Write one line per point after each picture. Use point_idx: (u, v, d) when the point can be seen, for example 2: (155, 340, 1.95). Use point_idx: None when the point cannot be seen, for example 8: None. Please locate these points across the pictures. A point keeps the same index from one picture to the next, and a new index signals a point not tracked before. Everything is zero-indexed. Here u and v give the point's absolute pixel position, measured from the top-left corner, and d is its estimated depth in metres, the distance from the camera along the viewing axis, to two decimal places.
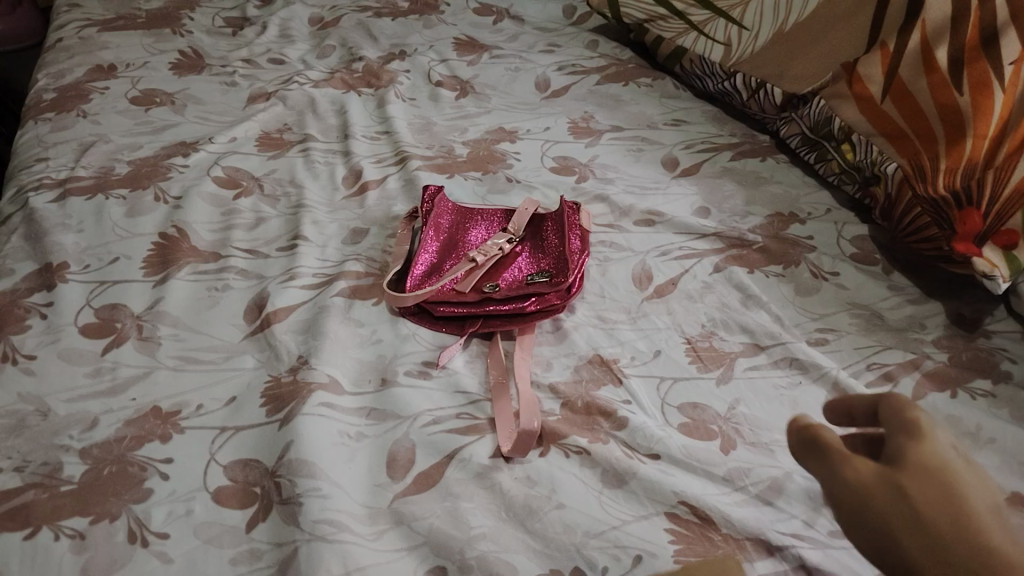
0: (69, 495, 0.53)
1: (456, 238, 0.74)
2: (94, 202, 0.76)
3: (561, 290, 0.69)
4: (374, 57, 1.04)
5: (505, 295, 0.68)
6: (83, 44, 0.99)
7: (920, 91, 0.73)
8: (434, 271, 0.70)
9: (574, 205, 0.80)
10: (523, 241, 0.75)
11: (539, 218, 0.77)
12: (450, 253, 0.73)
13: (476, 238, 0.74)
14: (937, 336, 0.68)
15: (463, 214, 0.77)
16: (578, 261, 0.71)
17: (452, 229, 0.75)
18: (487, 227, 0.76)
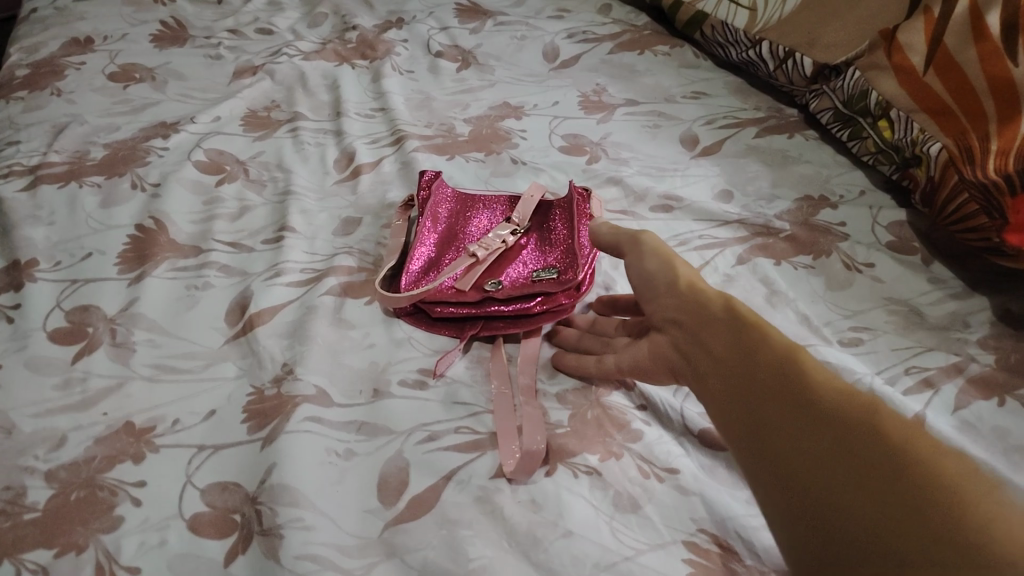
0: (33, 524, 0.48)
1: (456, 231, 0.69)
2: (67, 191, 0.70)
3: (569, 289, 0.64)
4: (370, 26, 0.97)
5: (509, 294, 0.63)
6: (59, 15, 0.92)
7: (968, 61, 0.65)
8: (432, 267, 0.65)
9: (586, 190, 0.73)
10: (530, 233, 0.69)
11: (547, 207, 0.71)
12: (450, 246, 0.67)
13: (478, 231, 0.69)
14: (983, 335, 0.62)
15: (464, 203, 0.71)
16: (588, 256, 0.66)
17: (452, 219, 0.69)
18: (489, 218, 0.70)
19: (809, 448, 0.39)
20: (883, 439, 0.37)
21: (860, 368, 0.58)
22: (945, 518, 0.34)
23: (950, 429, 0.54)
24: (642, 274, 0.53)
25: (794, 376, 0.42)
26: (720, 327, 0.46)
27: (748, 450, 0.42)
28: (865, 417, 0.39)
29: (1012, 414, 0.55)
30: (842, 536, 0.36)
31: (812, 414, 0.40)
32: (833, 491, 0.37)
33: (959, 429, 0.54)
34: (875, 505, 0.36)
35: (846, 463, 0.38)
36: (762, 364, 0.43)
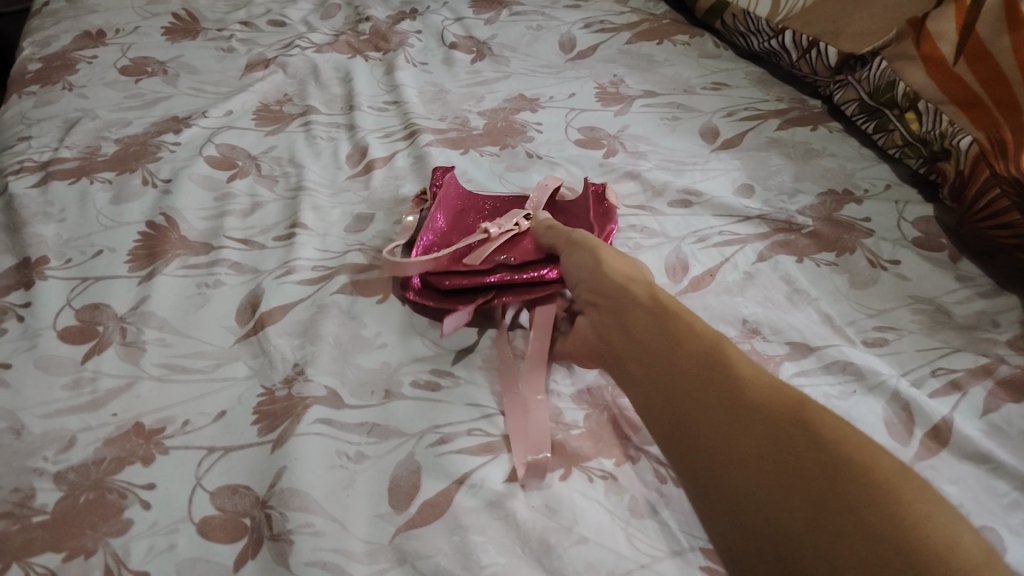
0: (42, 526, 0.47)
1: (468, 215, 0.68)
2: (78, 187, 0.70)
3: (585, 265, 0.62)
4: (383, 17, 0.95)
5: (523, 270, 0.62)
6: (71, 8, 0.92)
7: (1002, 51, 0.63)
8: (442, 245, 0.64)
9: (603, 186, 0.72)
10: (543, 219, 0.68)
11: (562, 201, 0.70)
12: (460, 229, 0.66)
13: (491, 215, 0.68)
14: (1014, 336, 0.60)
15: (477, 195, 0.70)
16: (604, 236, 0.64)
17: (464, 205, 0.68)
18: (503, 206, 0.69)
19: (726, 424, 0.41)
20: (798, 419, 0.40)
21: (886, 370, 0.57)
22: (849, 486, 0.36)
23: (979, 434, 0.52)
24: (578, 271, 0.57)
25: (716, 362, 0.44)
26: (655, 318, 0.49)
27: (673, 433, 0.43)
28: (785, 400, 0.41)
29: None
30: (766, 509, 0.37)
31: (732, 394, 0.42)
32: (748, 463, 0.39)
33: (989, 434, 0.52)
34: (787, 474, 0.38)
35: (765, 440, 0.39)
36: (686, 349, 0.46)
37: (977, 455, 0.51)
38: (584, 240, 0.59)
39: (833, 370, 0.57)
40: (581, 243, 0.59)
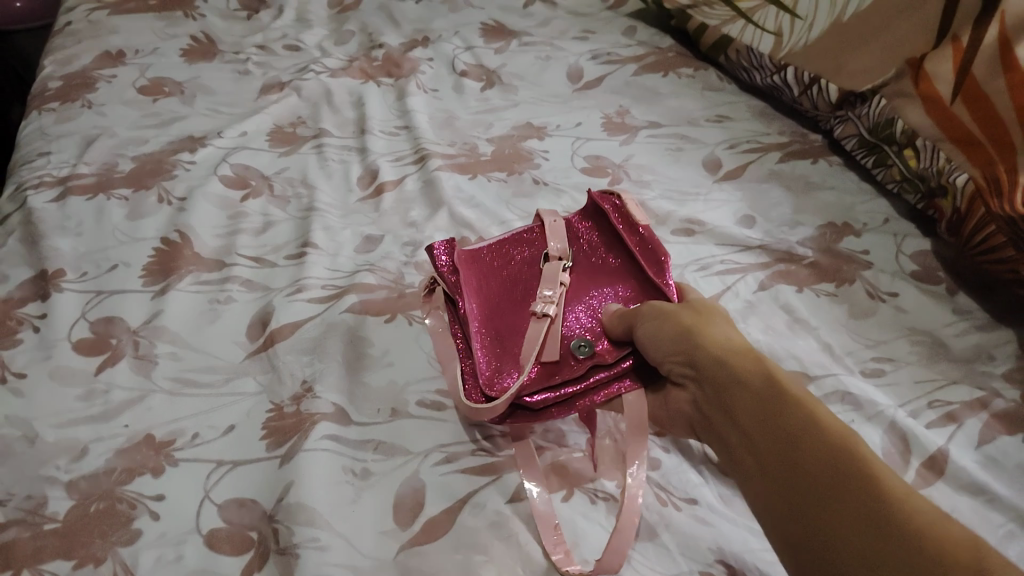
0: (52, 534, 0.48)
1: (501, 294, 0.60)
2: (95, 203, 0.71)
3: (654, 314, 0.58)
4: (396, 44, 0.97)
5: (604, 355, 0.55)
6: (92, 28, 0.94)
7: (997, 91, 0.65)
8: (503, 350, 0.56)
9: (612, 198, 0.64)
10: (579, 269, 0.61)
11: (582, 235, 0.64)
12: (508, 317, 0.58)
13: (527, 281, 0.60)
14: (1009, 369, 0.61)
15: (493, 260, 0.62)
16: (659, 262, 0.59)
17: (493, 286, 0.60)
18: (529, 263, 0.62)
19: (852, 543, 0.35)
20: (940, 546, 0.33)
21: (882, 399, 0.58)
22: None
23: (973, 465, 0.53)
24: (665, 357, 0.51)
25: (838, 461, 0.38)
26: (763, 395, 0.43)
27: (791, 538, 0.38)
28: (928, 521, 0.34)
29: None
30: None
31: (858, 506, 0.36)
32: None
33: (982, 466, 0.54)
34: None
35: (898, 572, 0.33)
36: (803, 443, 0.40)
37: (972, 486, 0.52)
38: (662, 313, 0.52)
39: (831, 399, 0.58)
40: (657, 319, 0.52)
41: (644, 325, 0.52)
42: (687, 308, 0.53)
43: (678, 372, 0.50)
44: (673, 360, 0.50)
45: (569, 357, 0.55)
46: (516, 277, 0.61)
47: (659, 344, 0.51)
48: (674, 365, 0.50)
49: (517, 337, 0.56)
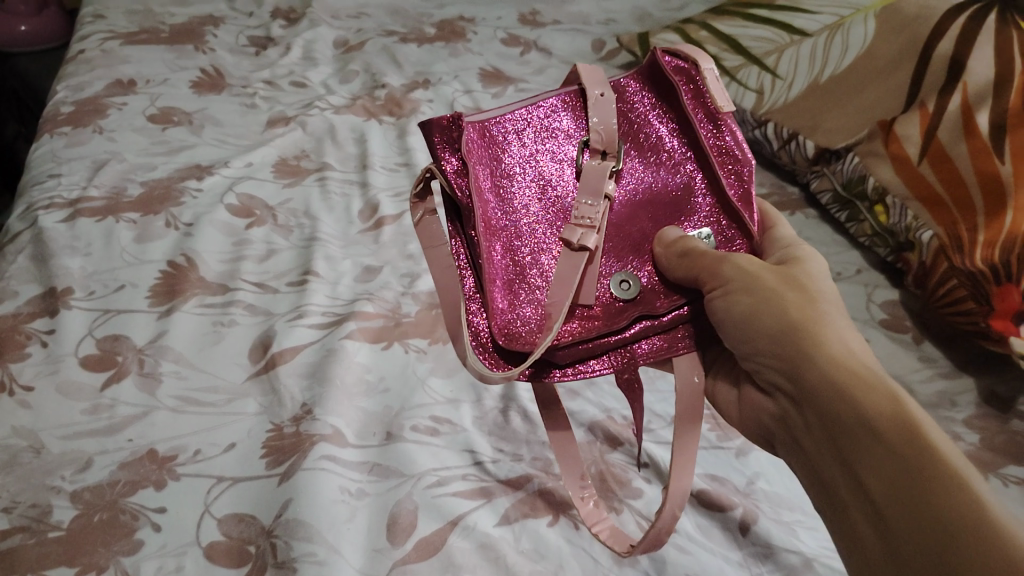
0: (57, 541, 0.50)
1: (520, 189, 0.54)
2: (104, 225, 0.74)
3: (716, 213, 0.55)
4: (398, 85, 1.00)
5: (654, 304, 0.52)
6: (105, 57, 0.97)
7: (959, 155, 0.70)
8: (523, 276, 0.51)
9: (684, 69, 0.58)
10: (637, 148, 0.57)
11: (644, 104, 0.58)
12: (531, 228, 0.53)
13: (550, 185, 0.54)
14: (969, 415, 0.65)
15: (514, 144, 0.55)
16: (738, 166, 0.55)
17: (511, 180, 0.54)
18: (556, 152, 0.56)
19: None
20: None
21: None
22: None
23: None
24: (754, 339, 0.48)
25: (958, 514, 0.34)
26: (888, 423, 0.40)
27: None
28: None
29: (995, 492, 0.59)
30: None
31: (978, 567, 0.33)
32: None
33: None
34: None
35: None
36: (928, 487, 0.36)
37: None
38: (758, 293, 0.48)
39: None
40: (752, 300, 0.48)
41: (731, 297, 0.49)
42: (791, 286, 0.48)
43: (770, 358, 0.48)
44: (767, 346, 0.48)
45: (608, 293, 0.52)
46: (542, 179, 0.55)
47: (752, 327, 0.48)
48: (765, 351, 0.48)
49: (543, 261, 0.52)
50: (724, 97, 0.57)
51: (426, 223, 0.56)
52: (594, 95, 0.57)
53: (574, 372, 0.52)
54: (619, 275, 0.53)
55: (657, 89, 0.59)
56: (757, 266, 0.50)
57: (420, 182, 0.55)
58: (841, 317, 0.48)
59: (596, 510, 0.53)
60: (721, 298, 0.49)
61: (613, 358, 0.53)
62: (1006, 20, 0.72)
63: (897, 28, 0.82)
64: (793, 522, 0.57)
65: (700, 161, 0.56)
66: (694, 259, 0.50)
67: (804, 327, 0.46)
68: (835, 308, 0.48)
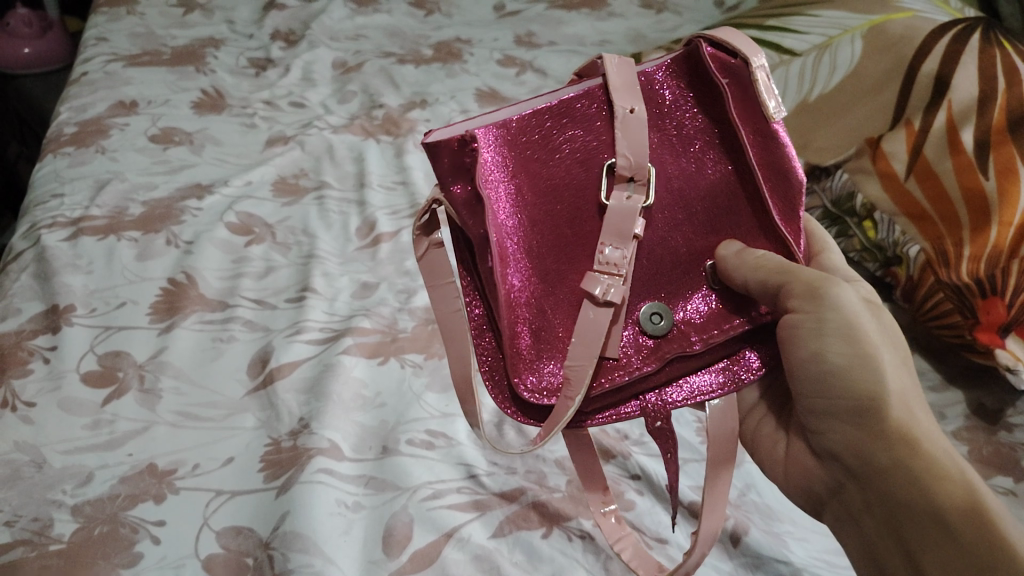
0: (58, 555, 0.51)
1: (541, 213, 0.47)
2: (105, 243, 0.75)
3: (755, 232, 0.49)
4: (395, 105, 1.01)
5: (688, 341, 0.48)
6: (107, 78, 0.99)
7: (945, 171, 0.72)
8: (541, 324, 0.47)
9: (733, 65, 0.49)
10: (672, 157, 0.49)
11: (683, 103, 0.50)
12: (549, 264, 0.47)
13: (570, 211, 0.48)
14: (958, 427, 0.67)
15: (527, 157, 0.47)
16: (788, 183, 0.48)
17: (526, 204, 0.47)
18: (576, 166, 0.48)
19: None
20: None
21: None
22: None
23: None
24: (831, 394, 0.46)
25: None
26: (965, 521, 0.41)
27: None
28: None
29: None
30: None
31: None
32: None
33: None
34: None
35: None
36: None
37: None
38: (855, 345, 0.45)
39: None
40: (846, 352, 0.45)
41: (823, 338, 0.45)
42: (885, 347, 0.46)
43: (841, 418, 0.46)
44: (843, 402, 0.46)
45: (637, 331, 0.48)
46: (566, 199, 0.48)
47: (834, 382, 0.46)
48: (839, 409, 0.46)
49: (562, 303, 0.47)
50: (775, 103, 0.48)
51: (431, 255, 0.52)
52: (622, 103, 0.47)
53: (602, 416, 0.50)
54: (651, 307, 0.48)
55: (698, 90, 0.50)
56: (858, 312, 0.46)
57: (425, 212, 0.50)
58: (916, 386, 0.46)
59: (617, 527, 0.53)
60: (812, 330, 0.45)
61: (641, 399, 0.50)
62: (989, 42, 0.75)
63: (884, 48, 0.82)
64: (784, 533, 0.58)
65: (743, 174, 0.49)
66: (776, 274, 0.45)
67: (887, 400, 0.44)
68: (908, 372, 0.46)
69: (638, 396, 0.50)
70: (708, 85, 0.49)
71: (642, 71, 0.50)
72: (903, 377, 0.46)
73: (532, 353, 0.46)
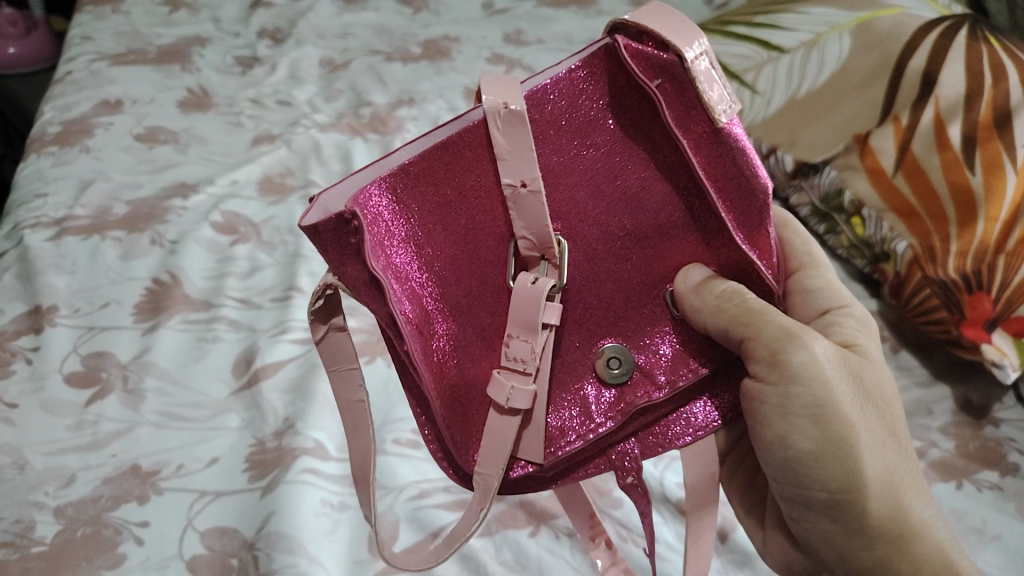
0: (40, 556, 0.52)
1: (447, 274, 0.44)
2: (89, 243, 0.75)
3: (711, 245, 0.46)
4: (382, 102, 1.01)
5: (646, 388, 0.46)
6: (92, 77, 0.98)
7: (933, 168, 0.71)
8: (471, 383, 0.45)
9: (663, 62, 0.43)
10: (609, 179, 0.45)
11: (611, 111, 0.45)
12: (474, 316, 0.45)
13: (493, 253, 0.45)
14: (945, 422, 0.67)
15: (433, 206, 0.44)
16: (749, 193, 0.44)
17: (440, 257, 0.44)
18: (494, 203, 0.45)
19: None
20: None
21: None
22: None
23: None
24: (805, 480, 0.46)
25: None
26: None
27: None
28: None
29: (966, 498, 0.60)
30: None
31: None
32: None
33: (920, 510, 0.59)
34: None
35: None
36: None
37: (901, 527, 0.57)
38: (827, 429, 0.44)
39: None
40: (820, 436, 0.44)
41: (793, 421, 0.45)
42: (859, 420, 0.45)
43: (816, 510, 0.47)
44: (821, 494, 0.46)
45: (597, 381, 0.47)
46: (476, 255, 0.45)
47: (808, 470, 0.45)
48: (815, 499, 0.46)
49: (491, 356, 0.46)
50: (722, 104, 0.43)
51: (331, 338, 0.46)
52: (511, 176, 0.44)
53: (569, 477, 0.49)
54: (608, 352, 0.46)
55: (623, 98, 0.44)
56: (832, 384, 0.44)
57: (318, 298, 0.44)
58: (900, 461, 0.47)
59: (611, 553, 0.54)
60: (778, 412, 0.44)
61: (612, 452, 0.49)
62: (976, 38, 0.74)
63: (872, 45, 0.80)
64: None
65: (691, 186, 0.45)
66: (738, 321, 0.43)
67: (869, 496, 0.45)
68: (897, 447, 0.47)
69: (608, 449, 0.49)
70: (637, 89, 0.44)
71: (557, 77, 0.44)
72: (890, 460, 0.46)
73: (466, 421, 0.45)
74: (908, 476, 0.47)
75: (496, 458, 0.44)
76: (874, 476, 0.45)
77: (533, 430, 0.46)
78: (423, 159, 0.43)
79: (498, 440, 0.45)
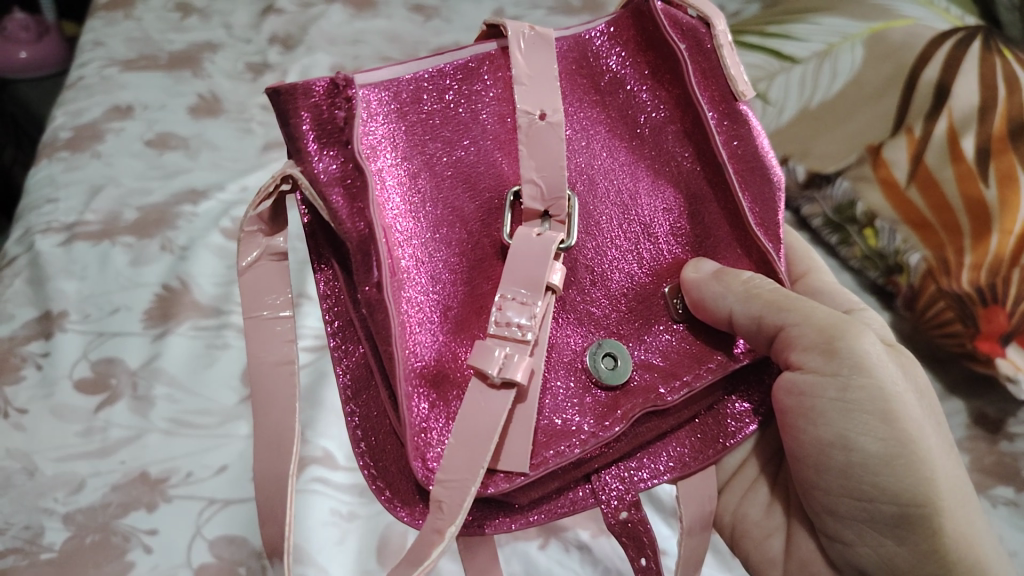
0: (50, 563, 0.52)
1: (433, 237, 0.43)
2: (100, 248, 0.74)
3: (732, 225, 0.48)
4: None
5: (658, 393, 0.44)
6: (104, 83, 0.98)
7: (946, 179, 0.71)
8: (439, 362, 0.41)
9: (690, 27, 0.51)
10: (622, 147, 0.49)
11: (628, 80, 0.50)
12: (460, 288, 0.44)
13: (479, 211, 0.45)
14: (959, 436, 0.66)
15: (429, 160, 0.44)
16: (761, 178, 0.49)
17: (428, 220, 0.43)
18: (497, 152, 0.46)
19: None
20: None
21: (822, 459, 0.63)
22: None
23: None
24: (864, 485, 0.46)
25: None
26: None
27: None
28: None
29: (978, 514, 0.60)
30: None
31: None
32: None
33: None
34: None
35: None
36: None
37: None
38: (895, 430, 0.45)
39: None
40: (886, 438, 0.45)
41: (856, 419, 0.45)
42: (925, 424, 0.46)
43: (882, 527, 0.46)
44: (889, 508, 0.45)
45: (591, 383, 0.44)
46: (462, 224, 0.44)
47: (870, 476, 0.45)
48: (882, 514, 0.46)
49: (467, 334, 0.43)
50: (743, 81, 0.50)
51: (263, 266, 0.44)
52: (531, 105, 0.46)
53: (545, 511, 0.46)
54: (604, 347, 0.44)
55: (644, 58, 0.50)
56: (896, 381, 0.45)
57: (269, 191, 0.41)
58: (960, 472, 0.47)
59: None
60: (839, 407, 0.45)
61: (594, 481, 0.47)
62: (989, 48, 0.74)
63: (885, 55, 0.80)
64: None
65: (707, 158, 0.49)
66: (768, 304, 0.45)
67: (943, 507, 0.45)
68: (958, 462, 0.47)
69: (590, 477, 0.48)
70: (662, 51, 0.50)
71: (580, 39, 0.50)
72: (954, 472, 0.46)
73: (429, 411, 0.40)
74: (966, 490, 0.46)
75: (472, 448, 0.38)
76: (946, 486, 0.45)
77: (519, 435, 0.41)
78: (422, 103, 0.45)
79: (479, 428, 0.39)
